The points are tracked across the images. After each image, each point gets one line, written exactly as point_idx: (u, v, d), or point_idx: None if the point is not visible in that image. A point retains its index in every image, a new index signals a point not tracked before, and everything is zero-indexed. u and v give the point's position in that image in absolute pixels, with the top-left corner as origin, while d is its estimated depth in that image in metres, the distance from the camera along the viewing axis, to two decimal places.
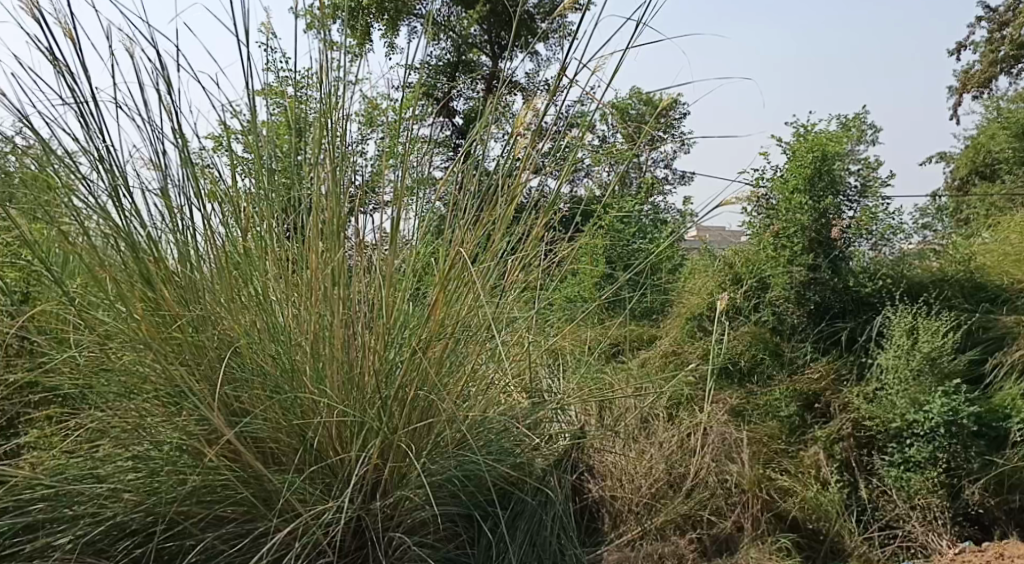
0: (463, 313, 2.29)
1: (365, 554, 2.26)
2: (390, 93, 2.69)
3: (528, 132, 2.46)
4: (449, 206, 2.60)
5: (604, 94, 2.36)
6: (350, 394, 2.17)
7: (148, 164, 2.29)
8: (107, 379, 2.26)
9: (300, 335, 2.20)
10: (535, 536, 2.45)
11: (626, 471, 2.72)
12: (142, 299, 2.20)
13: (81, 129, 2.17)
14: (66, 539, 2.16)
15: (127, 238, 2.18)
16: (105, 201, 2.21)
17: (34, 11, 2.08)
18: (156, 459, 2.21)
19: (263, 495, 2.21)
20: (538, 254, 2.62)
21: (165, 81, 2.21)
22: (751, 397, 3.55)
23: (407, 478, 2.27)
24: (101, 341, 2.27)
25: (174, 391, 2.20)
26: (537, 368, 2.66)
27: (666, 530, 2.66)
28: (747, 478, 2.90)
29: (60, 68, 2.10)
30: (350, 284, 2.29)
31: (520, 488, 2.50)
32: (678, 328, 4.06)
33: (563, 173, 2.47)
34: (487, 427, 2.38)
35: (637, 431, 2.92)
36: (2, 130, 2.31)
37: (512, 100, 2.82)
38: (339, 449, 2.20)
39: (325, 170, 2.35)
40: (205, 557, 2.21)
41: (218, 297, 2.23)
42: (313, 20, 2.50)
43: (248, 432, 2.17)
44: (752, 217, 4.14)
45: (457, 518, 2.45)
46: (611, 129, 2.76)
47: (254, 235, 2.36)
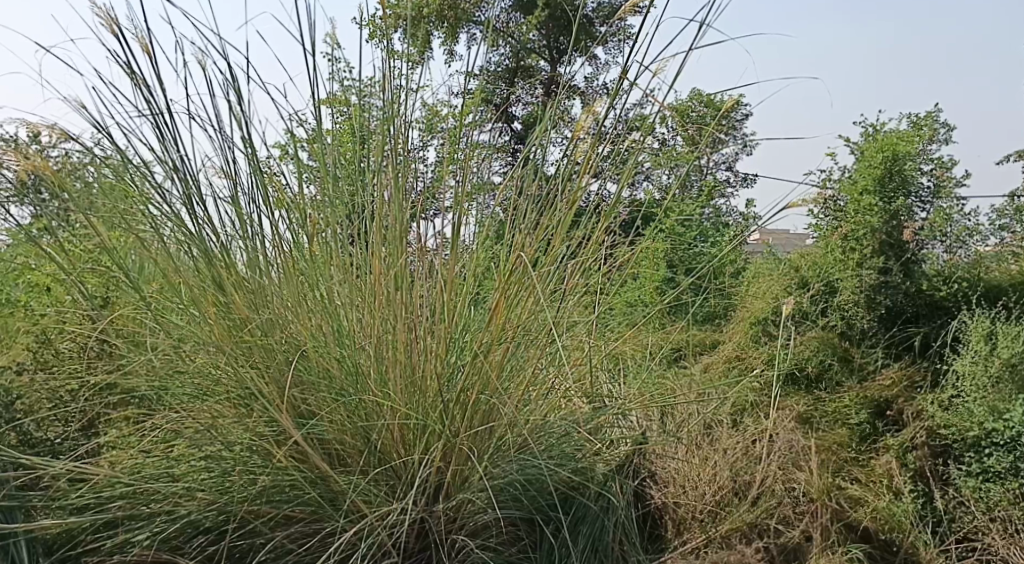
0: (523, 317, 2.30)
1: (428, 556, 2.29)
2: (450, 101, 2.73)
3: (588, 136, 2.46)
4: (508, 211, 2.61)
5: (666, 96, 2.33)
6: (412, 397, 2.19)
7: (219, 173, 2.37)
8: (181, 381, 2.38)
9: (364, 338, 2.23)
10: (597, 542, 2.44)
11: (688, 478, 2.70)
12: (215, 303, 2.28)
13: (157, 139, 2.26)
14: (143, 536, 2.25)
15: (200, 245, 2.27)
16: (179, 209, 2.30)
17: (113, 26, 2.18)
18: (227, 459, 2.27)
19: (330, 496, 2.24)
20: (599, 258, 2.60)
21: (236, 92, 2.29)
22: (819, 405, 3.48)
23: (470, 481, 2.28)
24: (175, 344, 2.36)
25: (245, 393, 2.26)
26: (597, 373, 2.64)
27: (731, 539, 2.59)
28: (815, 487, 2.78)
29: (138, 81, 2.19)
30: (412, 289, 2.32)
31: (583, 493, 2.49)
32: (743, 333, 3.97)
33: (623, 177, 2.45)
34: (549, 431, 2.38)
35: (701, 437, 2.86)
36: (84, 141, 2.43)
37: (572, 104, 2.82)
38: (402, 452, 2.22)
39: (387, 177, 2.39)
40: (274, 556, 2.27)
41: (285, 302, 2.29)
42: (375, 30, 2.55)
43: (315, 434, 2.22)
44: (819, 220, 4.05)
45: (519, 522, 2.46)
46: (672, 131, 2.73)
47: (320, 241, 2.42)
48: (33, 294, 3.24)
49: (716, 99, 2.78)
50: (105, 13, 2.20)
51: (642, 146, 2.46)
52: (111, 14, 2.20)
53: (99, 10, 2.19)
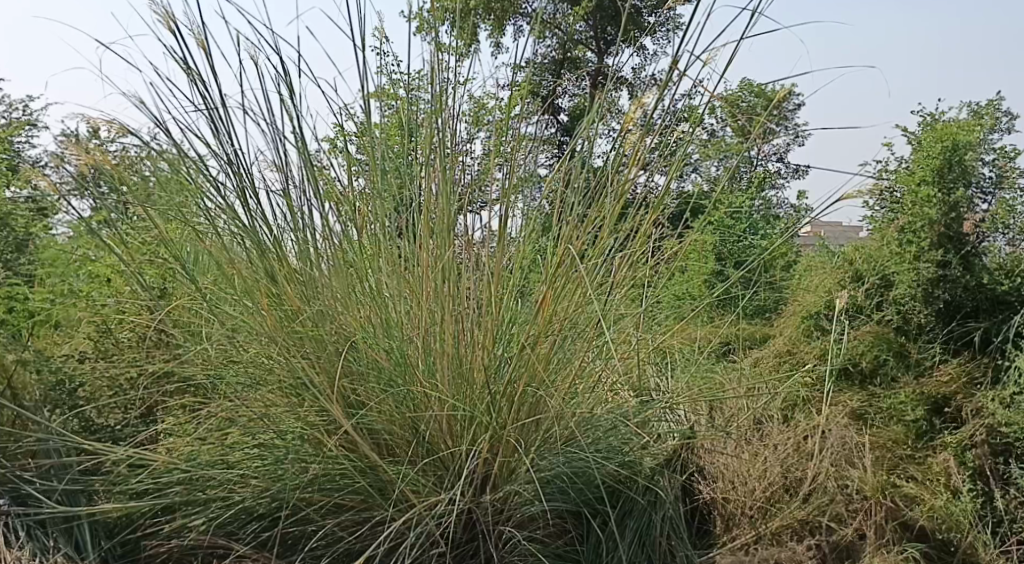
0: (571, 310, 2.29)
1: (476, 546, 2.30)
2: (497, 93, 2.73)
3: (637, 128, 2.43)
4: (555, 203, 2.60)
5: (718, 86, 2.30)
6: (459, 388, 2.20)
7: (271, 166, 2.41)
8: (236, 371, 2.43)
9: (412, 330, 2.24)
10: (645, 536, 2.43)
11: (738, 473, 2.64)
12: (268, 295, 2.33)
13: (212, 133, 2.31)
14: (200, 520, 2.31)
15: (253, 238, 2.31)
16: (233, 201, 2.35)
17: (171, 23, 2.23)
18: (279, 447, 2.30)
19: (380, 486, 2.26)
20: (646, 252, 2.57)
21: (287, 86, 2.32)
22: (873, 400, 3.47)
23: (517, 473, 2.28)
24: (229, 333, 2.43)
25: (296, 383, 2.30)
26: (645, 366, 2.61)
27: (781, 536, 2.55)
28: (870, 484, 2.72)
29: (194, 76, 2.24)
30: (460, 281, 2.33)
31: (630, 487, 2.48)
32: (794, 327, 3.93)
33: (672, 168, 2.42)
34: (596, 425, 2.37)
35: (751, 433, 2.84)
36: (140, 135, 2.49)
37: (620, 96, 2.80)
38: (451, 443, 2.23)
39: (436, 169, 2.40)
40: (327, 543, 2.31)
41: (335, 293, 2.31)
42: (423, 23, 2.56)
43: (364, 424, 2.24)
44: (873, 212, 3.96)
45: (566, 514, 2.46)
46: (722, 122, 2.70)
47: (369, 234, 2.44)
48: (95, 284, 3.35)
49: (768, 89, 2.73)
50: (163, 10, 2.25)
51: (692, 137, 2.42)
52: (169, 11, 2.24)
53: (157, 7, 2.24)
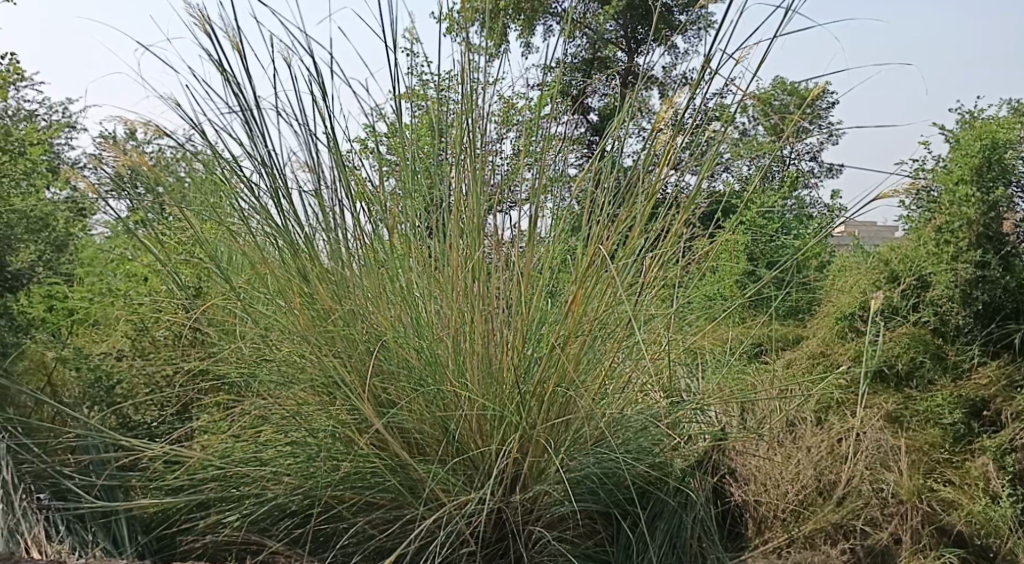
0: (601, 310, 2.28)
1: (506, 546, 2.30)
2: (526, 93, 2.73)
3: (668, 128, 2.42)
4: (584, 203, 2.60)
5: (750, 84, 2.27)
6: (489, 388, 2.21)
7: (303, 166, 2.43)
8: (269, 369, 2.46)
9: (442, 329, 2.25)
10: (675, 538, 2.41)
11: (770, 476, 2.61)
12: (301, 294, 2.35)
13: (246, 134, 2.34)
14: (234, 517, 2.35)
15: (286, 238, 2.34)
16: (267, 202, 2.37)
17: (206, 26, 2.26)
18: (311, 445, 2.32)
19: (410, 484, 2.26)
20: (677, 251, 2.55)
21: (320, 87, 2.34)
22: (909, 402, 3.38)
23: (547, 473, 2.28)
24: (262, 332, 2.46)
25: (328, 381, 2.32)
26: (675, 367, 2.60)
27: (814, 539, 2.53)
28: (905, 488, 2.71)
29: (229, 78, 2.27)
30: (489, 281, 2.33)
31: (661, 488, 2.46)
32: (828, 328, 3.89)
33: (703, 168, 2.40)
34: (626, 425, 2.36)
35: (784, 435, 2.80)
36: (176, 136, 2.53)
37: (651, 95, 2.78)
38: (480, 443, 2.23)
39: (466, 169, 2.40)
40: (357, 540, 2.33)
41: (367, 292, 2.33)
42: (453, 24, 2.57)
43: (394, 423, 2.26)
44: (910, 211, 3.90)
45: (596, 515, 2.45)
46: (753, 121, 2.68)
47: (400, 234, 2.46)
48: (132, 283, 3.42)
49: (801, 87, 2.70)
50: (199, 12, 2.28)
51: (723, 136, 2.40)
52: (204, 13, 2.28)
53: (193, 10, 2.28)
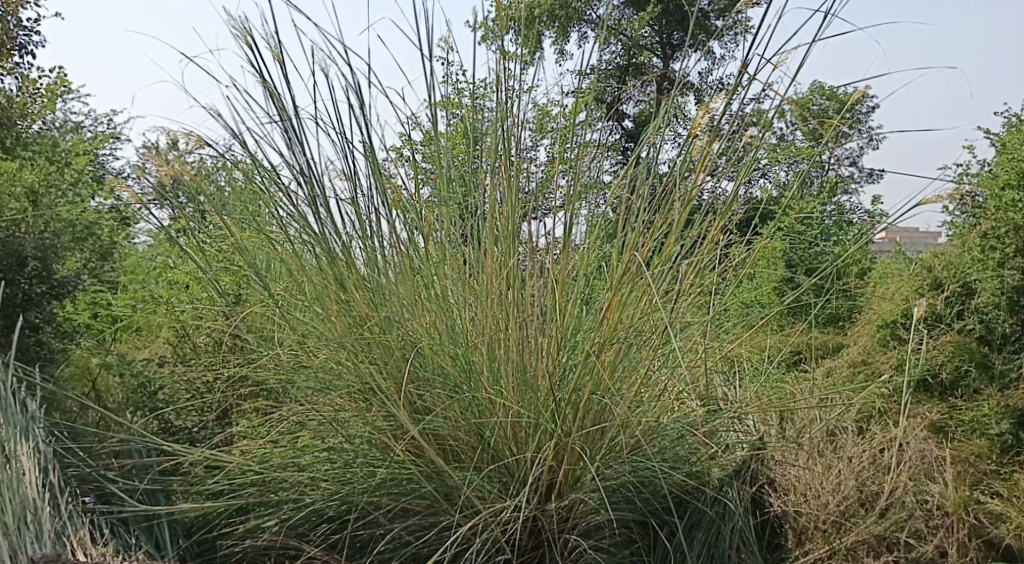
0: (637, 317, 2.27)
1: (541, 554, 2.29)
2: (561, 100, 2.73)
3: (704, 134, 2.39)
4: (619, 210, 2.59)
5: (788, 89, 2.24)
6: (525, 395, 2.20)
7: (341, 175, 2.46)
8: (306, 375, 2.49)
9: (477, 336, 2.25)
10: (714, 548, 2.39)
11: (811, 486, 2.54)
12: (337, 300, 2.38)
13: (285, 143, 2.38)
14: (272, 522, 2.38)
15: (323, 245, 2.37)
16: (305, 210, 2.41)
17: (248, 37, 2.30)
18: (348, 451, 2.34)
19: (445, 491, 2.27)
20: (714, 258, 2.52)
21: (358, 96, 2.37)
22: (954, 411, 3.36)
23: (582, 481, 2.26)
24: (301, 339, 2.49)
25: (364, 388, 2.34)
26: (712, 375, 2.57)
27: (857, 551, 2.44)
28: (950, 499, 2.61)
29: (269, 88, 2.31)
30: (525, 289, 2.33)
31: (698, 497, 2.44)
32: (869, 336, 3.83)
33: (740, 174, 2.37)
34: (663, 433, 2.33)
35: (824, 444, 2.70)
36: (217, 146, 2.58)
37: (687, 101, 2.77)
38: (516, 450, 2.22)
39: (501, 176, 2.40)
40: (394, 546, 2.34)
41: (402, 299, 2.35)
42: (488, 32, 2.59)
43: (430, 429, 2.27)
44: (954, 216, 3.82)
45: (632, 524, 2.43)
46: (791, 126, 2.65)
47: (435, 241, 2.47)
48: (174, 290, 3.50)
49: (841, 91, 2.66)
50: (241, 24, 2.33)
51: (761, 141, 2.38)
52: (246, 25, 2.32)
53: (235, 22, 2.32)
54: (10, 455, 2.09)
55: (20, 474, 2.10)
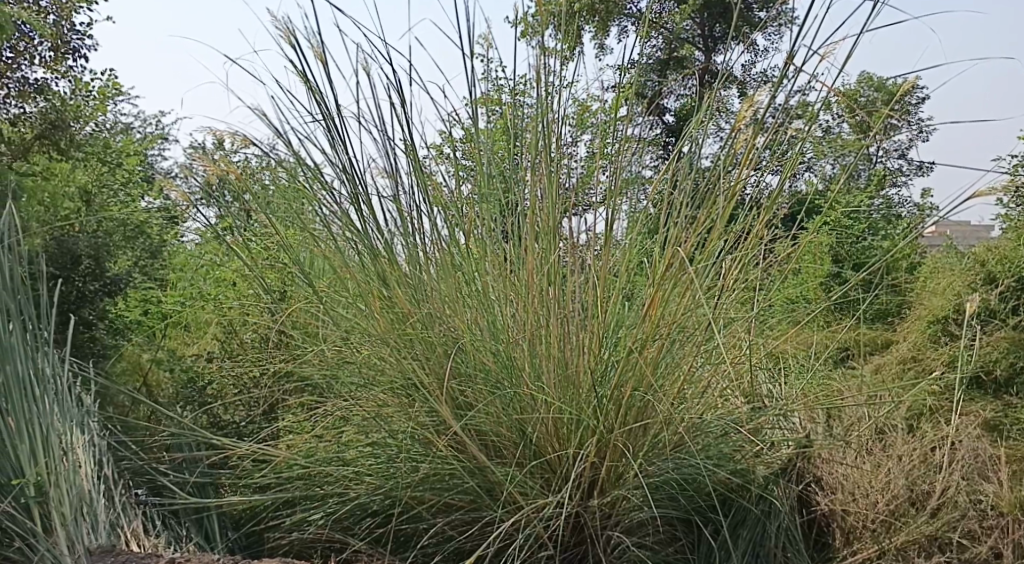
0: (680, 313, 2.25)
1: (584, 551, 2.28)
2: (601, 95, 2.72)
3: (748, 127, 2.35)
4: (660, 205, 2.56)
5: (835, 80, 2.19)
6: (566, 391, 2.19)
7: (383, 173, 2.48)
8: (349, 371, 2.52)
9: (518, 333, 2.25)
10: (759, 546, 2.36)
11: (859, 485, 2.48)
12: (379, 297, 2.43)
13: (328, 142, 2.41)
14: (318, 515, 2.41)
15: (367, 242, 2.40)
16: (349, 208, 2.44)
17: (292, 38, 2.33)
18: (392, 446, 2.36)
19: (488, 487, 2.27)
20: (758, 254, 2.49)
21: (399, 94, 2.39)
22: (1010, 409, 3.24)
23: (625, 478, 2.25)
24: (344, 335, 2.52)
25: (407, 383, 2.35)
26: (757, 372, 2.53)
27: (907, 551, 2.38)
28: (1006, 499, 2.54)
29: (312, 87, 2.33)
30: (566, 285, 2.32)
31: (743, 496, 2.41)
32: (920, 332, 3.76)
33: (786, 169, 2.33)
34: (706, 431, 2.30)
35: (872, 442, 2.65)
36: (262, 146, 2.62)
37: (730, 95, 2.74)
38: (557, 447, 2.21)
39: (541, 172, 2.40)
40: (437, 541, 2.36)
41: (444, 296, 2.36)
42: (528, 28, 2.58)
43: (472, 425, 2.27)
44: (1007, 209, 3.72)
45: (676, 522, 2.41)
46: (837, 118, 2.59)
47: (476, 238, 2.48)
48: (221, 288, 3.57)
49: (890, 82, 2.60)
50: (285, 25, 2.36)
51: (807, 134, 2.33)
52: (290, 26, 2.35)
53: (279, 23, 2.36)
54: (66, 448, 2.15)
55: (76, 467, 2.15)
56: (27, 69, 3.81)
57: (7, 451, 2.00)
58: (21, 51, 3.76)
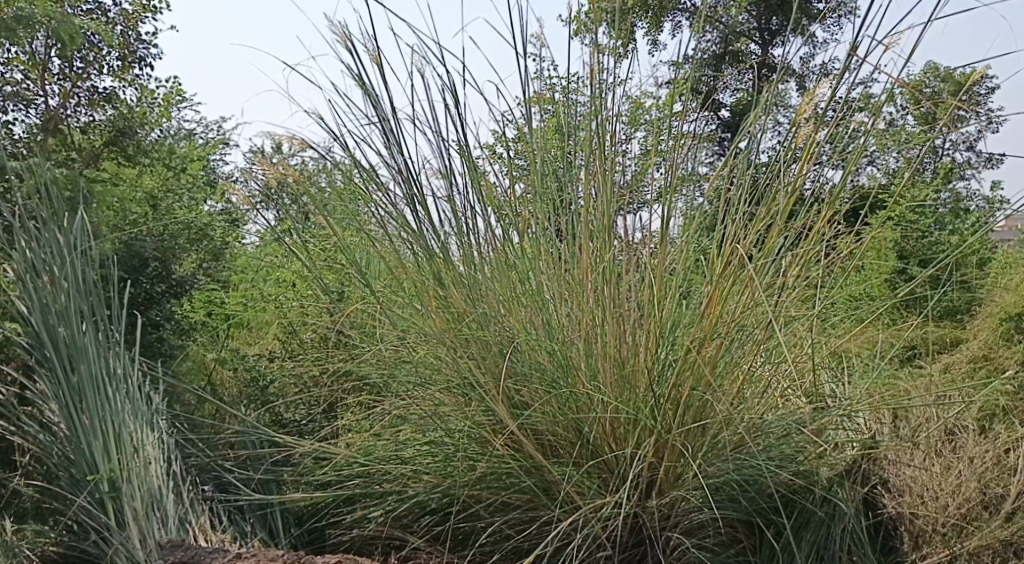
0: (739, 312, 2.20)
1: (643, 552, 2.26)
2: (655, 92, 2.69)
3: (808, 121, 2.30)
4: (717, 202, 2.52)
5: (901, 71, 2.11)
6: (623, 391, 2.17)
7: (437, 173, 2.50)
8: (407, 370, 2.54)
9: (574, 331, 2.24)
10: (823, 550, 2.31)
11: (928, 487, 2.40)
12: (436, 297, 2.45)
13: (383, 144, 2.44)
14: (377, 513, 2.43)
15: (423, 243, 2.44)
16: (404, 209, 2.47)
17: (348, 42, 2.37)
18: (449, 445, 2.37)
19: (545, 486, 2.26)
20: (820, 251, 2.43)
21: (453, 94, 2.41)
22: None
23: (684, 478, 2.22)
24: (401, 334, 2.55)
25: (463, 383, 2.36)
26: (819, 372, 2.48)
27: (981, 556, 2.28)
28: None
29: (368, 90, 2.37)
30: (622, 283, 2.29)
31: (806, 497, 2.35)
32: (992, 329, 3.65)
33: (849, 163, 2.26)
34: (767, 431, 2.24)
35: (942, 444, 2.58)
36: (320, 148, 2.67)
37: (789, 88, 2.69)
38: (615, 446, 2.19)
39: (595, 170, 2.38)
40: (495, 540, 2.36)
41: (500, 295, 2.36)
42: (581, 26, 2.57)
43: (528, 424, 2.27)
44: None
45: (737, 523, 2.38)
46: (902, 110, 2.52)
47: (530, 238, 2.48)
48: (282, 288, 3.65)
49: (957, 72, 2.52)
50: (341, 30, 2.39)
51: (870, 128, 2.26)
52: (346, 31, 2.39)
53: (335, 28, 2.39)
54: (137, 444, 2.21)
55: (147, 463, 2.21)
56: (96, 78, 3.94)
57: (81, 448, 2.08)
58: (91, 61, 3.89)
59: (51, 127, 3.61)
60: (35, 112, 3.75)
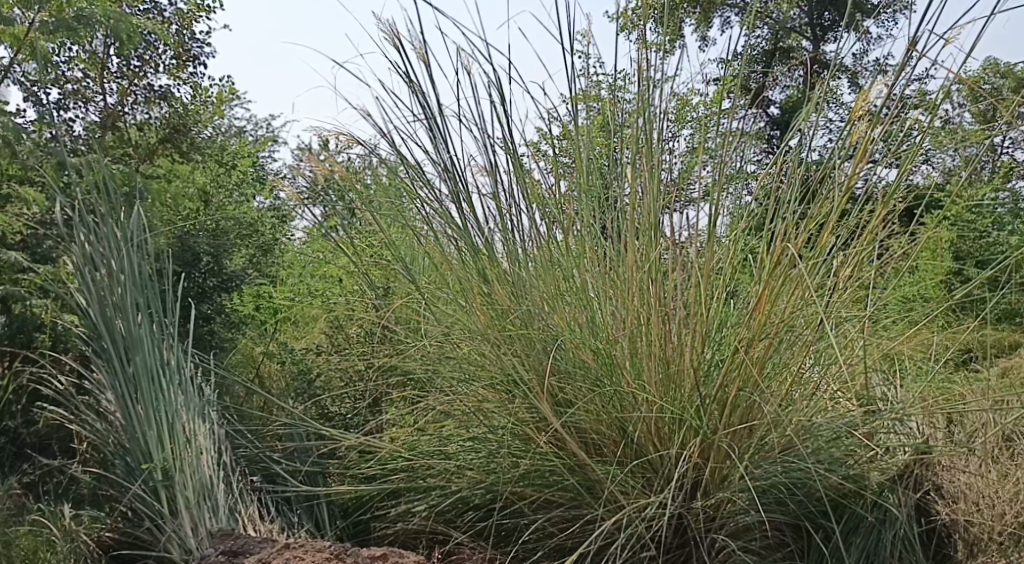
0: (789, 312, 2.16)
1: (687, 553, 2.23)
2: (703, 89, 2.66)
3: (862, 119, 2.25)
4: (766, 201, 2.48)
5: (962, 66, 2.03)
6: (668, 391, 2.14)
7: (482, 170, 2.50)
8: (451, 366, 2.55)
9: (618, 330, 2.21)
10: (874, 555, 2.25)
11: (984, 494, 2.33)
12: (480, 294, 2.46)
13: (430, 141, 2.46)
14: (422, 506, 2.47)
15: (468, 240, 2.46)
16: (450, 206, 2.49)
17: (396, 40, 2.38)
18: (492, 441, 2.37)
19: (589, 485, 2.25)
20: (872, 253, 2.37)
21: (499, 91, 2.41)
22: None
23: (730, 480, 2.19)
24: (445, 330, 2.56)
25: (507, 379, 2.35)
26: (870, 374, 2.42)
27: None
28: None
29: (414, 87, 2.38)
30: (668, 281, 2.27)
31: (856, 502, 2.32)
32: None
33: (905, 161, 2.20)
34: (817, 434, 2.20)
35: (999, 451, 2.51)
36: (367, 145, 2.70)
37: (842, 85, 2.63)
38: (659, 447, 2.17)
39: (642, 168, 2.36)
40: (538, 537, 2.36)
41: (544, 292, 2.36)
42: (628, 22, 2.55)
43: (572, 422, 2.26)
44: None
45: (784, 526, 2.35)
46: (960, 106, 2.45)
47: (575, 235, 2.47)
48: (328, 284, 3.69)
49: (1019, 67, 2.44)
50: (389, 27, 2.41)
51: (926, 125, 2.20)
52: (394, 28, 2.40)
53: (383, 26, 2.41)
54: (188, 434, 2.25)
55: (197, 453, 2.25)
56: (152, 77, 4.06)
57: (136, 437, 2.13)
58: (147, 60, 4.03)
59: (109, 124, 3.72)
60: (94, 109, 3.87)
